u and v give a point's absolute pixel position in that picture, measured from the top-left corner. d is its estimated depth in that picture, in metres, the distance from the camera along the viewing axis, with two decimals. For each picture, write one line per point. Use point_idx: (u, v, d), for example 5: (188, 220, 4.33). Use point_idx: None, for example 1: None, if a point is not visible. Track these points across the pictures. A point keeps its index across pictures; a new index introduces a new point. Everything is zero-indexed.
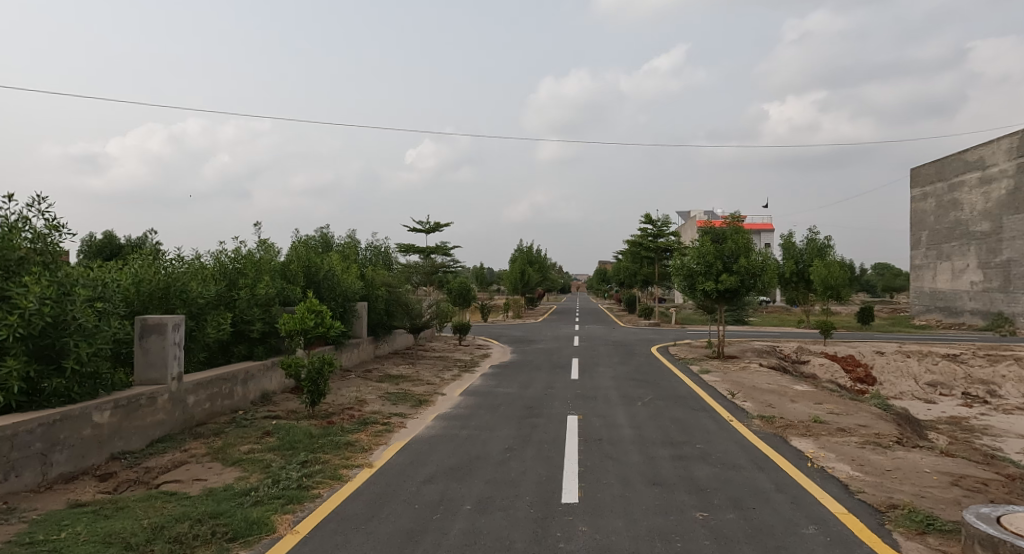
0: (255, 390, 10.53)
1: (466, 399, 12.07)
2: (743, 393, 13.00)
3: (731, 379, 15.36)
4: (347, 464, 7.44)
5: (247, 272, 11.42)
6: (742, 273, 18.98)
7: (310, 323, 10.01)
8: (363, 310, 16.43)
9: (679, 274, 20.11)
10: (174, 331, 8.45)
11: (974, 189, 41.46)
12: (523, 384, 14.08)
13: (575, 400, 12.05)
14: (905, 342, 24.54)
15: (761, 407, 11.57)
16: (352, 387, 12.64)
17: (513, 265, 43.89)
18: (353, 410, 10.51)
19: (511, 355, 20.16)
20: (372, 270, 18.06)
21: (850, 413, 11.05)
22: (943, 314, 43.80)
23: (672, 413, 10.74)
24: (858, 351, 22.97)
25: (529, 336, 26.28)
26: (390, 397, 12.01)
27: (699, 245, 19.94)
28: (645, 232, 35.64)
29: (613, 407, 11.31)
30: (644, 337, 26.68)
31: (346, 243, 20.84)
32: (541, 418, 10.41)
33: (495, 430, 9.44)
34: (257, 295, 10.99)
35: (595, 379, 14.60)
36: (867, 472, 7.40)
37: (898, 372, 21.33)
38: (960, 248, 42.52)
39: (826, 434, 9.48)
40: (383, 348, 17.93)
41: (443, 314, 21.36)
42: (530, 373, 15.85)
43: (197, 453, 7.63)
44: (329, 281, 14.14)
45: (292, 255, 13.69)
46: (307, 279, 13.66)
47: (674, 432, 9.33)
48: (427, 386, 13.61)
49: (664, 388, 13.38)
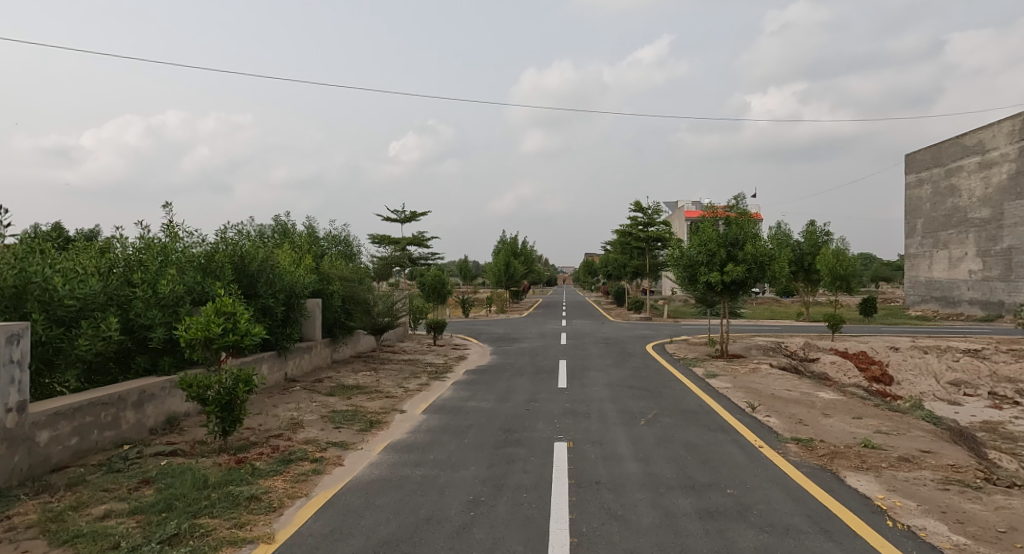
0: (156, 414, 8.28)
1: (429, 419, 9.85)
2: (764, 405, 10.81)
3: (742, 385, 13.19)
4: (236, 539, 5.22)
5: (152, 263, 9.05)
6: (749, 262, 16.88)
7: (217, 329, 7.67)
8: (313, 308, 14.24)
9: (678, 265, 18.00)
10: (10, 346, 6.20)
11: (973, 174, 39.70)
12: (502, 395, 11.83)
13: (563, 418, 9.83)
14: (918, 336, 22.52)
15: (790, 426, 9.38)
16: (289, 406, 10.35)
17: (496, 257, 41.69)
18: (280, 441, 8.24)
19: (491, 356, 17.96)
20: (328, 264, 15.75)
21: (904, 433, 8.88)
22: (941, 304, 42.11)
23: (685, 438, 8.56)
24: (870, 347, 20.96)
25: (511, 334, 24.07)
26: (335, 419, 9.79)
27: (699, 231, 17.83)
28: (634, 221, 33.50)
29: (612, 428, 9.12)
30: (635, 333, 24.53)
31: (305, 232, 18.50)
32: (520, 447, 8.16)
33: (459, 469, 7.20)
34: (161, 293, 8.63)
35: (586, 388, 12.39)
36: (976, 540, 5.25)
37: (917, 369, 19.27)
38: (958, 236, 40.79)
39: (889, 466, 7.31)
40: (340, 352, 15.67)
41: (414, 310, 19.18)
42: (511, 380, 13.57)
43: (21, 522, 5.35)
44: (269, 274, 11.81)
45: (219, 241, 11.30)
46: (236, 274, 11.33)
47: (692, 468, 7.19)
48: (385, 400, 11.40)
49: (668, 399, 11.20)
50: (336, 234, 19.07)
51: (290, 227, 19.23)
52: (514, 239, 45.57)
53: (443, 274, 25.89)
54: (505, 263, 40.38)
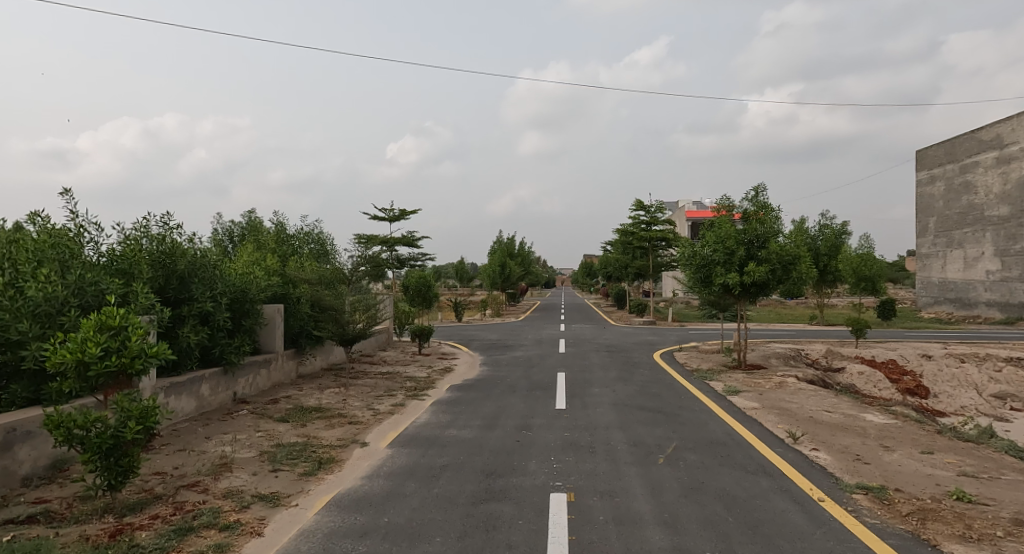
0: (34, 458, 6.36)
1: (394, 456, 7.92)
2: (808, 434, 8.82)
3: (772, 404, 11.22)
4: None
5: (22, 260, 7.03)
6: (772, 261, 15.00)
7: (96, 348, 5.76)
8: (272, 316, 12.32)
9: (692, 265, 16.10)
10: None
11: (990, 170, 37.81)
12: (489, 421, 9.87)
13: (562, 454, 7.89)
14: (950, 343, 20.57)
15: (848, 465, 7.42)
16: (223, 439, 8.43)
17: (490, 258, 39.56)
18: (191, 494, 6.34)
19: (481, 368, 15.98)
20: (294, 266, 13.78)
21: (998, 477, 6.91)
22: (956, 306, 40.10)
23: (719, 485, 6.68)
24: (899, 354, 18.99)
25: (505, 340, 22.09)
26: (275, 457, 7.85)
27: (714, 227, 15.94)
28: (636, 220, 31.51)
29: (623, 470, 7.22)
30: (639, 339, 22.52)
31: (272, 229, 16.52)
32: (506, 503, 6.26)
33: (418, 543, 5.35)
34: (32, 298, 6.72)
35: (588, 410, 10.45)
36: None
37: (955, 380, 17.29)
38: (974, 235, 38.85)
39: (1007, 533, 5.39)
40: (307, 366, 13.77)
41: (410, 321, 17.63)
42: (500, 399, 11.58)
43: None
44: (203, 273, 9.96)
45: (137, 236, 9.45)
46: (157, 275, 9.46)
47: (737, 540, 5.34)
48: (347, 427, 9.46)
49: (690, 426, 9.25)
50: (308, 231, 17.13)
51: (258, 224, 17.24)
52: (510, 240, 43.61)
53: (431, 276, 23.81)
54: (500, 264, 38.33)
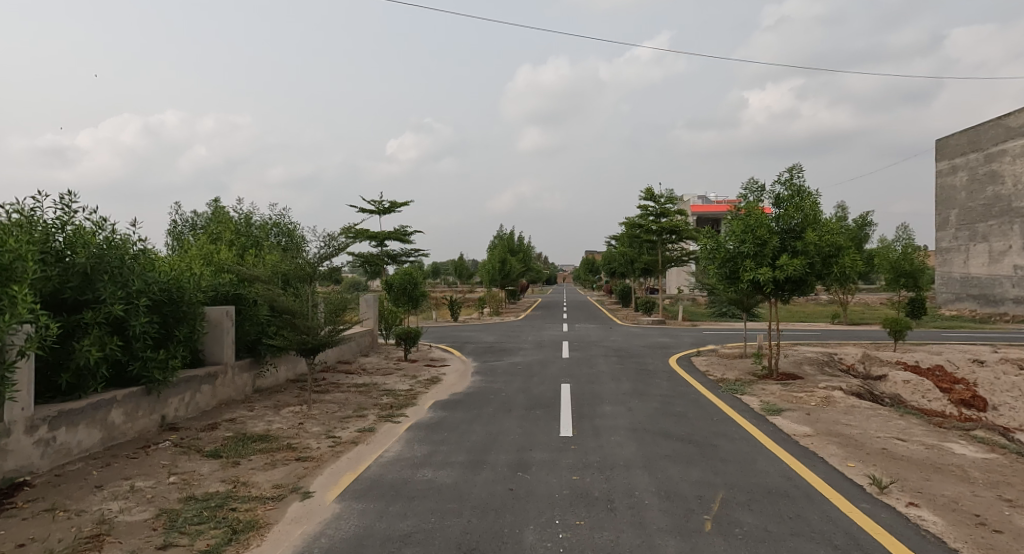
0: None
1: (339, 517, 5.79)
2: (897, 478, 6.66)
3: (828, 429, 9.05)
4: None
5: None
6: (811, 253, 12.89)
7: None
8: (219, 319, 10.22)
9: (715, 259, 13.97)
10: None
11: (1019, 158, 35.56)
12: (476, 456, 7.71)
13: (571, 513, 5.76)
14: (999, 346, 18.38)
15: (975, 535, 5.30)
16: (117, 489, 6.31)
17: (490, 254, 37.26)
18: None
19: (473, 378, 13.81)
20: (248, 263, 11.63)
21: None
22: (979, 303, 37.85)
23: None
24: (948, 359, 16.80)
25: (502, 343, 19.91)
26: (177, 518, 5.73)
27: (740, 215, 13.78)
28: (645, 210, 29.32)
29: (659, 547, 5.12)
30: (650, 341, 20.33)
31: (232, 220, 14.41)
32: None
33: None
34: None
35: (602, 439, 8.28)
36: None
37: (1015, 390, 15.12)
38: (1000, 227, 36.58)
39: None
40: (265, 379, 11.64)
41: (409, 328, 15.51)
42: (493, 423, 9.40)
43: None
44: (114, 268, 7.90)
45: (24, 221, 7.43)
46: (51, 271, 7.40)
47: None
48: (291, 466, 7.31)
49: (736, 466, 7.10)
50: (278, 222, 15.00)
51: (219, 213, 15.09)
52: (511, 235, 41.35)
53: (420, 274, 21.57)
54: (501, 260, 36.09)
